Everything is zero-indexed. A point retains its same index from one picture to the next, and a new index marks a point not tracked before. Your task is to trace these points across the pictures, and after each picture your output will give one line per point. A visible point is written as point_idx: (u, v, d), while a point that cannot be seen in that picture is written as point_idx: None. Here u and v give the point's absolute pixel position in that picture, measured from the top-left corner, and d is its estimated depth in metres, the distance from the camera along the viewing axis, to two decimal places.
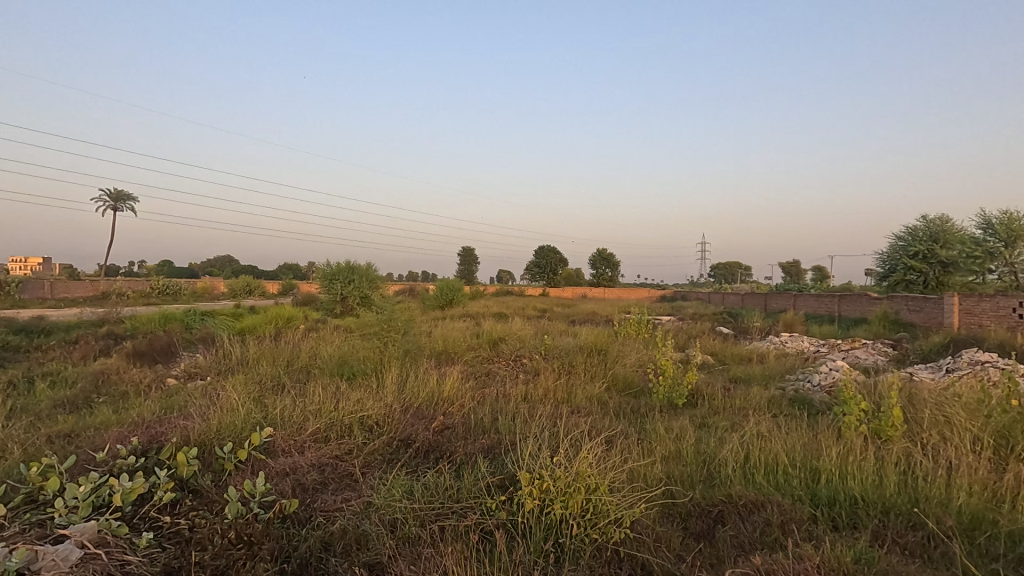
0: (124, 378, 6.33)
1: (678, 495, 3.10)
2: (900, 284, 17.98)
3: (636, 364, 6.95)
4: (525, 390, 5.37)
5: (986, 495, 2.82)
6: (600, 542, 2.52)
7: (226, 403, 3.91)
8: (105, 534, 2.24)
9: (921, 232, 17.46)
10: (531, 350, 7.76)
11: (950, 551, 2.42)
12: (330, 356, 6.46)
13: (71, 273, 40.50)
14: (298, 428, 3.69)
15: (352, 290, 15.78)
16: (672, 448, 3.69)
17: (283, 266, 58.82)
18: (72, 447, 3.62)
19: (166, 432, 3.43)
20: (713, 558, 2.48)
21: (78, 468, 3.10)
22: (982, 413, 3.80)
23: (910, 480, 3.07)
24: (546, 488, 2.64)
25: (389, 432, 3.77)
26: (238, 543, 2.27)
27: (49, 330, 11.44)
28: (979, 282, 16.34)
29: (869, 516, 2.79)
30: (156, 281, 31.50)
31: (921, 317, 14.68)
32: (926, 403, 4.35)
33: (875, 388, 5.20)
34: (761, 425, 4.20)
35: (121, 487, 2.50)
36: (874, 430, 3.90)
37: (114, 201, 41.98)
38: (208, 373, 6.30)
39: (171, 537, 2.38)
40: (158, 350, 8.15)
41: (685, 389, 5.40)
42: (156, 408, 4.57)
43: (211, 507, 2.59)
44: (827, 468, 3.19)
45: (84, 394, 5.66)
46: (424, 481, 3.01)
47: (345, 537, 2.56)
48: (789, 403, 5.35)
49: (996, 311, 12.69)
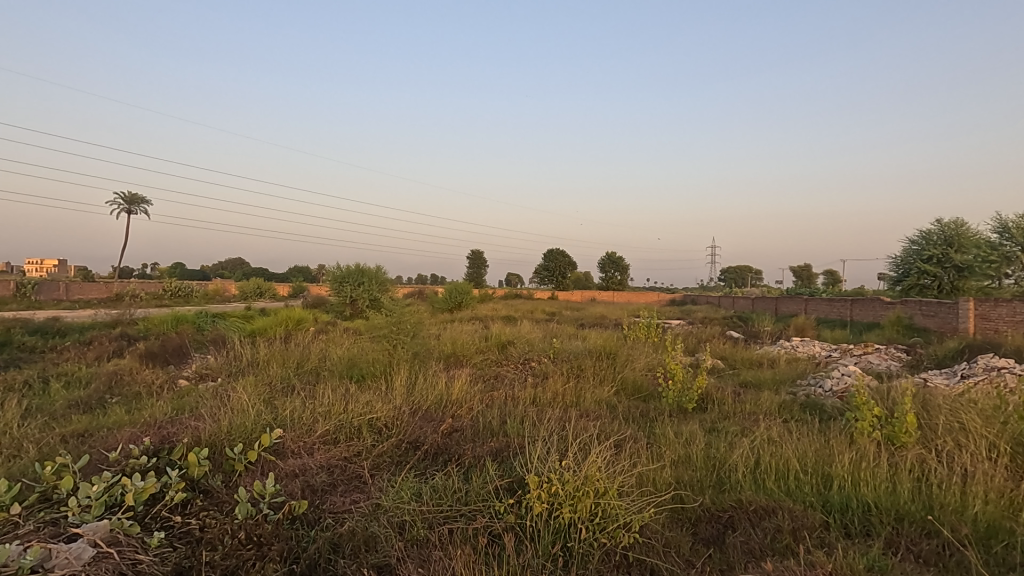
0: (136, 379, 6.40)
1: (688, 500, 3.07)
2: (914, 288, 17.81)
3: (645, 368, 6.92)
4: (535, 393, 5.37)
5: (1002, 503, 2.76)
6: (609, 546, 2.50)
7: (236, 404, 3.95)
8: (118, 533, 2.26)
9: (935, 236, 17.48)
10: (539, 353, 7.76)
11: (965, 560, 2.37)
12: (339, 358, 6.51)
13: (86, 275, 41.27)
14: (309, 429, 3.72)
15: (362, 293, 15.83)
16: (682, 453, 3.67)
17: (293, 268, 59.38)
18: (86, 446, 3.70)
19: (177, 433, 3.47)
20: (723, 564, 2.47)
21: (91, 468, 3.15)
22: (999, 420, 3.74)
23: (924, 486, 3.02)
24: (555, 492, 2.63)
25: (398, 434, 3.78)
26: (248, 543, 2.29)
27: (63, 331, 11.63)
28: (995, 288, 15.98)
29: (882, 523, 2.74)
30: (169, 282, 31.93)
31: (935, 322, 14.49)
32: (940, 410, 4.26)
33: (889, 393, 5.14)
34: (772, 430, 4.15)
35: (133, 487, 2.53)
36: (886, 436, 3.84)
37: (129, 204, 42.71)
38: (219, 374, 6.36)
39: (182, 537, 2.40)
40: (170, 352, 8.26)
41: (695, 393, 5.32)
42: (169, 409, 4.61)
43: (222, 508, 2.61)
44: (839, 475, 3.16)
45: (98, 395, 5.72)
46: (432, 483, 3.01)
47: (354, 539, 2.58)
48: (800, 409, 5.26)
49: (1013, 316, 12.45)
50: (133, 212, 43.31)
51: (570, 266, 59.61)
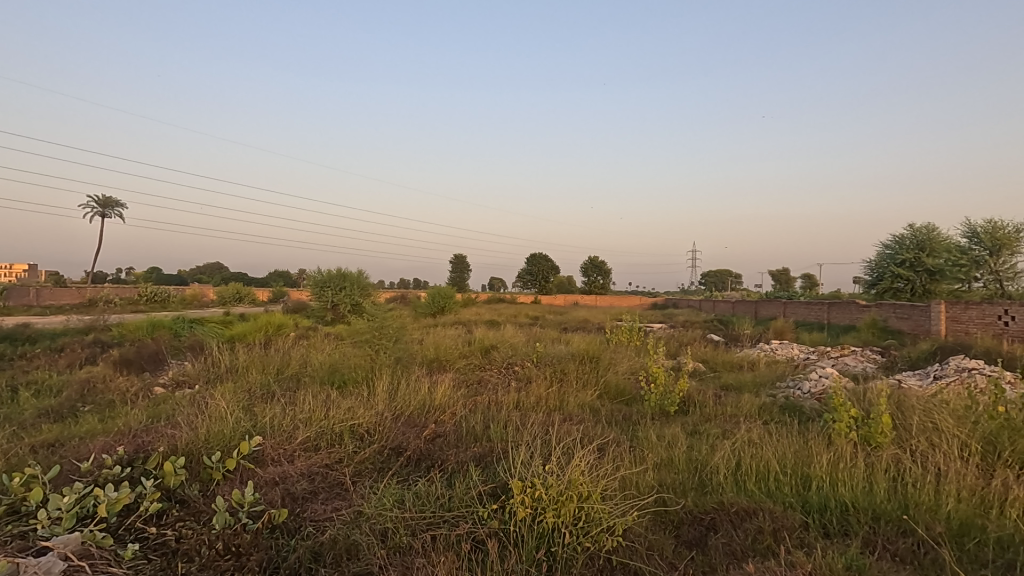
0: (110, 387, 6.23)
1: (670, 503, 3.10)
2: (888, 292, 18.34)
3: (628, 371, 6.98)
4: (517, 397, 5.36)
5: (974, 501, 2.84)
6: (592, 550, 2.51)
7: (215, 412, 3.87)
8: (90, 546, 2.19)
9: (908, 240, 17.95)
10: (522, 357, 7.75)
11: (940, 557, 2.43)
12: (320, 364, 6.40)
13: (57, 279, 40.17)
14: (288, 436, 3.65)
15: (344, 298, 15.66)
16: (664, 456, 3.70)
17: (274, 274, 58.48)
18: (57, 456, 3.58)
19: (153, 441, 3.38)
20: (706, 566, 2.49)
21: (62, 479, 3.06)
22: (970, 419, 3.85)
23: (900, 486, 3.09)
24: (538, 497, 2.63)
25: (380, 440, 3.74)
26: (225, 554, 2.25)
27: (33, 339, 11.24)
28: (966, 291, 16.46)
29: (860, 523, 2.80)
30: (145, 288, 31.20)
31: (908, 325, 14.84)
32: (914, 411, 4.38)
33: (865, 394, 5.28)
34: (752, 432, 4.22)
35: (107, 497, 2.46)
36: (863, 437, 3.93)
37: (104, 207, 41.67)
38: (196, 381, 6.22)
39: (156, 548, 2.34)
40: (146, 358, 8.05)
41: (676, 397, 5.38)
42: (143, 418, 4.48)
43: (199, 518, 2.56)
44: (817, 475, 3.22)
45: (70, 403, 5.55)
46: (415, 490, 2.98)
47: (334, 547, 2.54)
48: (779, 411, 5.35)
49: (982, 319, 12.85)
50: (106, 216, 42.11)
51: (554, 270, 59.96)
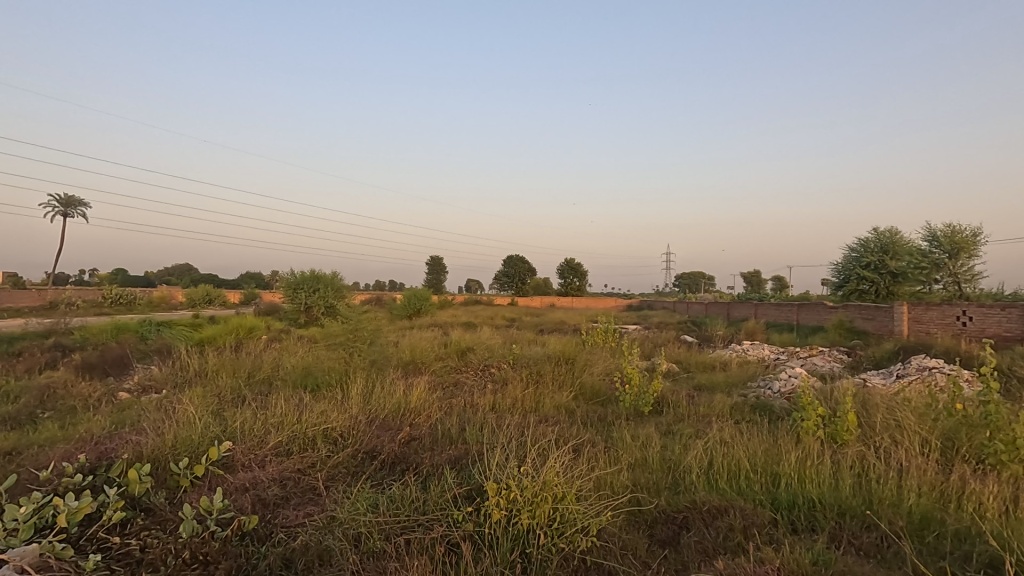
0: (72, 392, 6.00)
1: (644, 502, 3.14)
2: (854, 293, 18.80)
3: (603, 372, 7.06)
4: (493, 399, 5.37)
5: (934, 495, 2.95)
6: (567, 551, 2.53)
7: (183, 417, 3.77)
8: (48, 557, 2.10)
9: (872, 243, 18.49)
10: (499, 359, 7.75)
11: (901, 550, 2.53)
12: (294, 367, 6.30)
13: (16, 280, 38.58)
14: (259, 442, 3.58)
15: (318, 300, 15.42)
16: (638, 456, 3.74)
17: (246, 275, 57.21)
18: (13, 465, 3.44)
19: (117, 448, 3.28)
20: (678, 564, 2.54)
21: (20, 488, 2.95)
22: (930, 416, 4.00)
23: (864, 482, 3.18)
24: (513, 498, 2.64)
25: (354, 444, 3.70)
26: (192, 563, 2.20)
27: None
28: (926, 293, 17.12)
29: (826, 518, 2.88)
30: (109, 290, 30.16)
31: (873, 325, 15.32)
32: (878, 409, 4.53)
33: (831, 393, 5.44)
34: (723, 431, 4.32)
35: (67, 507, 2.37)
36: (829, 435, 4.04)
37: (66, 207, 40.13)
38: (163, 385, 6.05)
39: (120, 559, 2.27)
40: (109, 363, 7.79)
41: (650, 397, 5.45)
42: (107, 424, 4.34)
43: (164, 526, 2.49)
44: (786, 472, 3.31)
45: (28, 410, 5.33)
46: (390, 494, 2.96)
47: (306, 553, 2.49)
48: (750, 410, 5.47)
49: (942, 319, 13.38)
50: (68, 215, 40.57)
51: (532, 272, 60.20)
